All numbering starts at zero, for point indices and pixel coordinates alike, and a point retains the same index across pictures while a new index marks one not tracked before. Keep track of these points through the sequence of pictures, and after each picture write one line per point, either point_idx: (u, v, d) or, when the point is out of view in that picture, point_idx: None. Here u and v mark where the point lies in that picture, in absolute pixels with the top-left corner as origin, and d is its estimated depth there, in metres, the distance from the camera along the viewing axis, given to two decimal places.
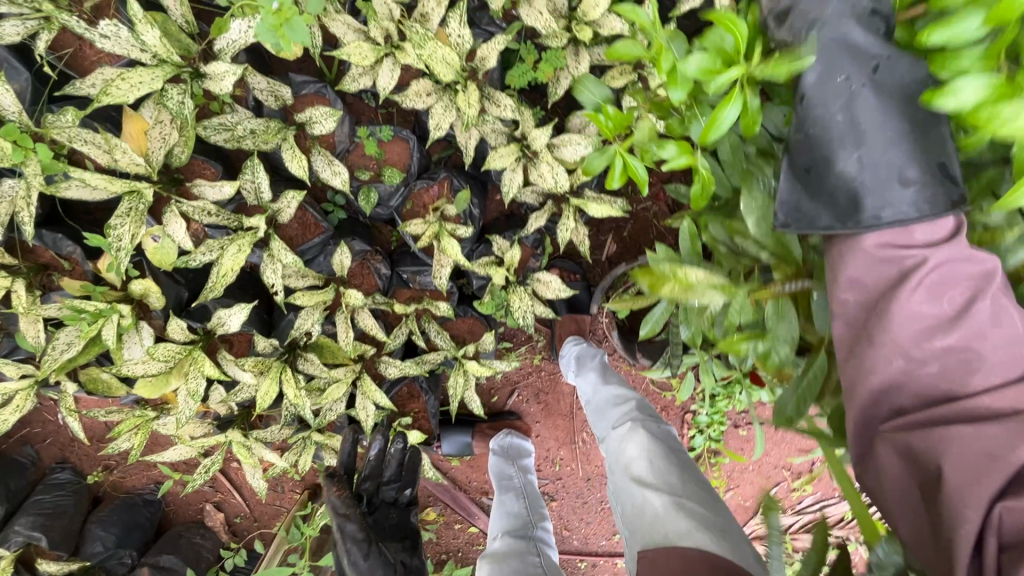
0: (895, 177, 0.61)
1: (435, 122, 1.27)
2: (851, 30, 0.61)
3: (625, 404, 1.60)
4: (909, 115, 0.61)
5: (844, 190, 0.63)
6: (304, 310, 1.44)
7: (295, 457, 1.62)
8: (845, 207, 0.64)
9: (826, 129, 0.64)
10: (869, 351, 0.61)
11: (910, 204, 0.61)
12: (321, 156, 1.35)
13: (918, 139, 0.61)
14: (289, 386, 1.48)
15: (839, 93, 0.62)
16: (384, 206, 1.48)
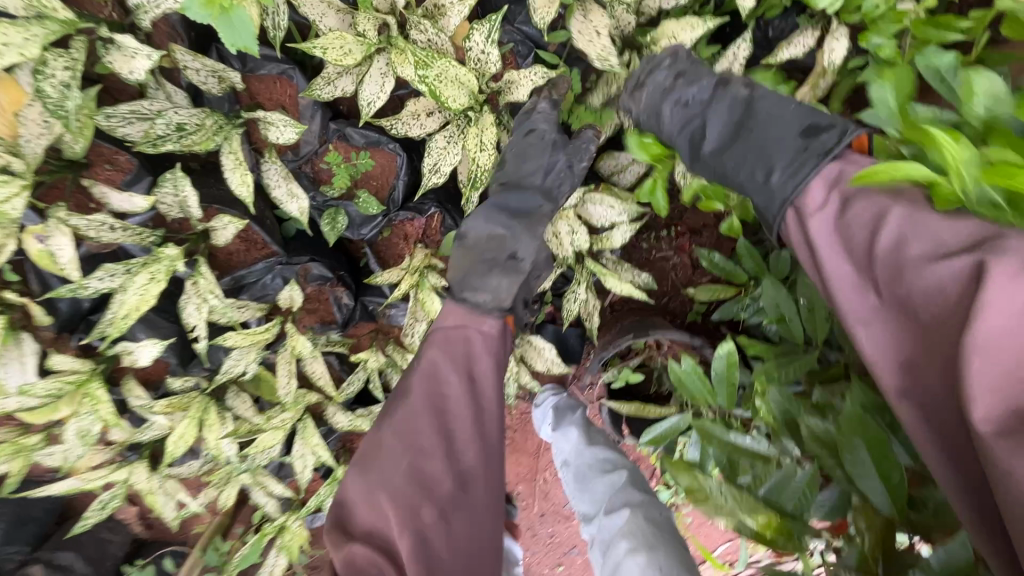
0: (771, 164, 0.77)
1: (433, 158, 0.95)
2: (680, 106, 0.91)
3: (615, 473, 1.15)
4: (750, 125, 0.83)
5: (752, 199, 0.80)
6: (237, 349, 1.16)
7: (216, 493, 1.39)
8: (763, 206, 0.78)
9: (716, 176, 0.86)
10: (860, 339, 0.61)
11: (793, 174, 0.74)
12: (275, 169, 1.03)
13: (765, 138, 0.81)
14: (212, 429, 1.23)
15: (696, 152, 0.90)
16: (355, 232, 1.17)
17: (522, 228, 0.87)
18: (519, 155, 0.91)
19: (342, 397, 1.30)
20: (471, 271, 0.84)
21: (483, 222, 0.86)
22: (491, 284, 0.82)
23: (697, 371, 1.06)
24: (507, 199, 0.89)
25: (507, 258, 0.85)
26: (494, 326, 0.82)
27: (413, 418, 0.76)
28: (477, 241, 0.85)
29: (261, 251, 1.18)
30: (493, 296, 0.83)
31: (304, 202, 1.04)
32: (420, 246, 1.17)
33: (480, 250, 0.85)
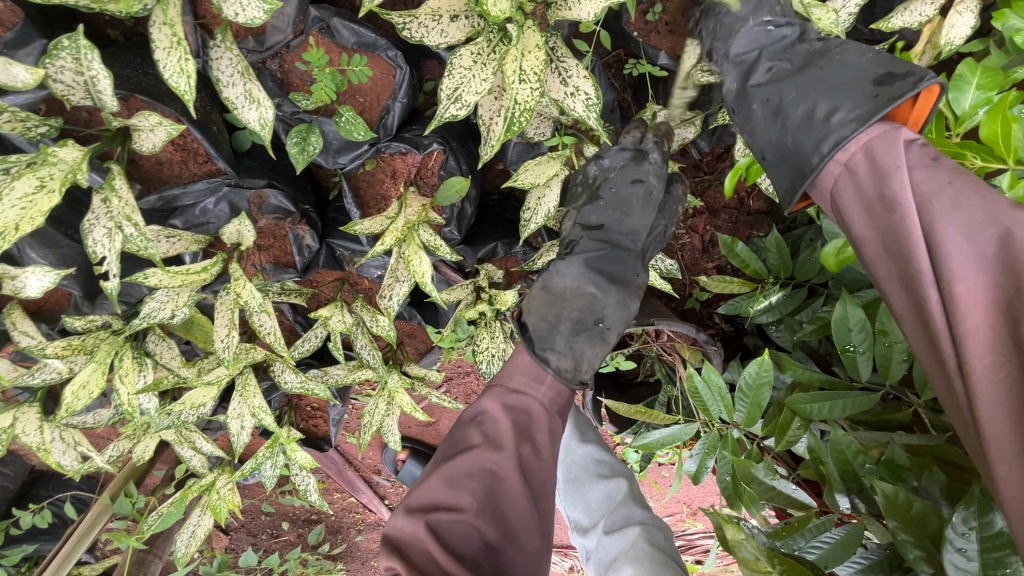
0: (829, 103, 0.62)
1: (455, 81, 0.70)
2: (746, 36, 0.75)
3: (613, 481, 1.05)
4: (821, 65, 0.68)
5: (790, 144, 0.65)
6: (164, 289, 0.92)
7: (128, 447, 1.17)
8: (802, 153, 0.63)
9: (759, 120, 0.71)
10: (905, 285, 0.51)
11: (855, 114, 0.59)
12: (231, 59, 0.75)
13: (831, 77, 0.65)
14: (125, 380, 0.99)
15: (745, 94, 0.74)
16: (329, 158, 0.93)
17: (618, 292, 0.88)
18: (619, 199, 0.91)
19: (295, 354, 1.09)
20: (556, 322, 0.85)
21: (579, 273, 0.87)
22: (577, 346, 0.84)
23: (717, 383, 0.92)
24: (602, 254, 0.89)
25: (596, 320, 0.87)
26: (565, 391, 0.81)
27: (468, 469, 0.70)
28: (571, 291, 0.87)
29: (204, 166, 0.92)
30: (574, 363, 0.83)
31: (267, 110, 0.76)
32: (411, 188, 0.94)
33: (565, 300, 0.87)
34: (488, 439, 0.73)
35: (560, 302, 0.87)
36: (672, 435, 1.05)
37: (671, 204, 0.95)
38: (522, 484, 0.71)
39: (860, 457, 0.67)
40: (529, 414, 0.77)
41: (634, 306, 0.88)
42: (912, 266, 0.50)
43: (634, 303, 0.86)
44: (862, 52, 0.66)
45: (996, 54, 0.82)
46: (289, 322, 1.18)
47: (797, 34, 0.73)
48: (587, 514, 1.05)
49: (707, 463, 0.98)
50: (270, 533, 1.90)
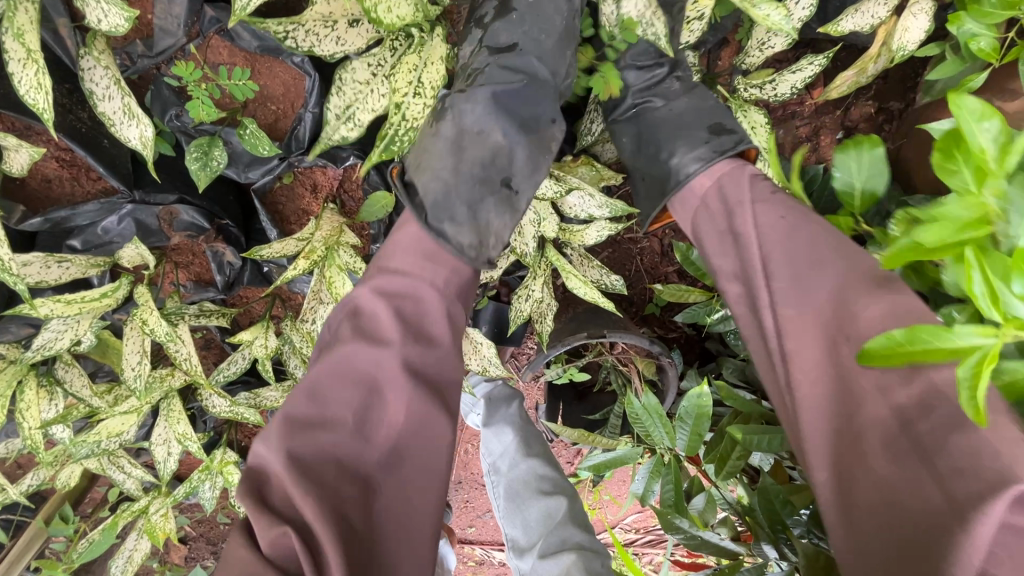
0: (677, 145, 0.75)
1: (343, 97, 0.65)
2: (626, 65, 0.79)
3: (554, 499, 1.02)
4: (679, 106, 0.78)
5: (650, 174, 0.78)
6: (59, 318, 0.84)
7: (46, 475, 1.09)
8: (657, 183, 0.76)
9: (626, 145, 0.81)
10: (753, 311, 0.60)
11: (696, 160, 0.72)
12: (104, 70, 0.67)
13: (685, 120, 0.77)
14: (29, 413, 0.92)
15: (619, 127, 0.82)
16: (238, 171, 0.85)
17: (527, 146, 0.68)
18: (534, 16, 0.67)
19: (222, 377, 1.03)
20: (451, 193, 0.64)
21: (473, 113, 0.66)
22: (479, 214, 0.66)
23: (657, 408, 0.89)
24: (507, 91, 0.67)
25: (500, 180, 0.67)
26: (464, 273, 0.67)
27: (342, 376, 0.59)
28: (467, 139, 0.66)
29: (98, 183, 0.85)
30: (476, 237, 0.66)
31: (148, 128, 0.68)
32: (331, 205, 0.88)
33: (467, 155, 0.66)
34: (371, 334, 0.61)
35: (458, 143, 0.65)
36: (619, 457, 1.04)
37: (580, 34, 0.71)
38: (412, 384, 0.60)
39: (789, 507, 0.67)
40: (414, 313, 0.63)
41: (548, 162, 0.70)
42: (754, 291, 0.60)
43: (547, 159, 0.68)
44: (711, 100, 0.79)
45: (952, 61, 0.77)
46: (216, 340, 1.11)
47: (669, 71, 0.80)
48: (526, 533, 1.00)
49: (652, 487, 0.94)
50: None
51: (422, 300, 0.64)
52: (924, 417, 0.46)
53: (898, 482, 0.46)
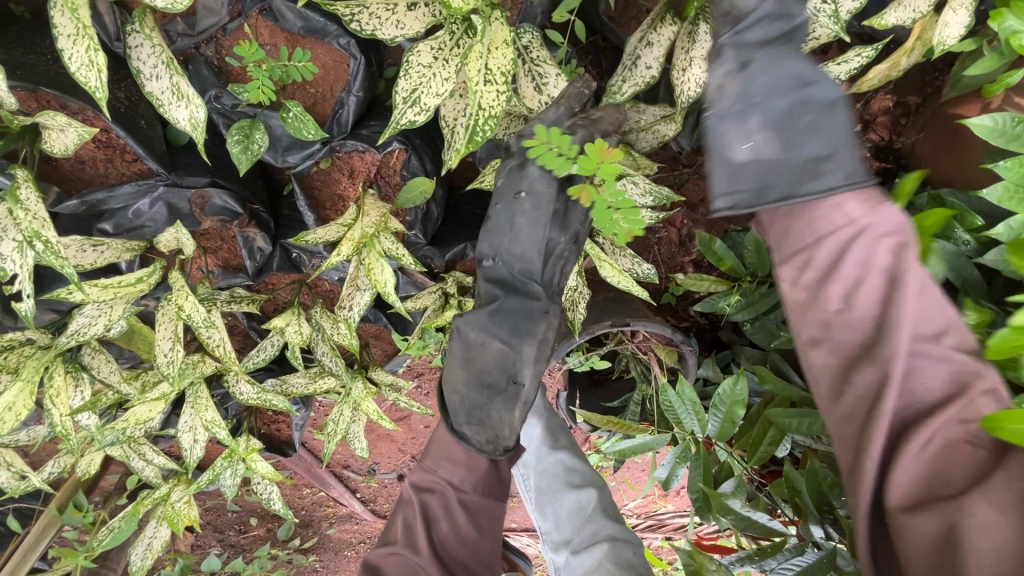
0: (833, 148, 0.53)
1: (409, 81, 0.65)
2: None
3: (584, 491, 1.03)
4: (829, 88, 0.57)
5: (781, 161, 0.54)
6: (94, 303, 0.83)
7: (68, 462, 1.08)
8: (791, 179, 0.53)
9: (752, 108, 0.55)
10: (860, 363, 0.46)
11: (858, 171, 0.52)
12: (150, 48, 0.66)
13: (833, 108, 0.56)
14: (58, 400, 0.90)
15: (734, 76, 0.57)
16: (274, 153, 0.84)
17: (526, 344, 0.76)
18: (504, 226, 0.72)
19: (252, 364, 1.02)
20: (464, 404, 0.74)
21: (476, 330, 0.74)
22: (488, 412, 0.74)
23: (692, 396, 0.90)
24: (503, 304, 0.75)
25: (506, 380, 0.74)
26: (480, 466, 0.74)
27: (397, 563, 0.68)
28: (469, 358, 0.74)
29: (133, 165, 0.83)
30: (493, 438, 0.74)
31: (199, 108, 0.67)
32: (370, 190, 0.87)
33: (479, 365, 0.74)
34: (407, 534, 0.72)
35: (465, 363, 0.74)
36: (645, 444, 1.06)
37: (580, 211, 0.76)
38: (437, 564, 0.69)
39: (836, 489, 0.70)
40: (436, 512, 0.73)
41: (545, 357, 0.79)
42: (887, 352, 0.45)
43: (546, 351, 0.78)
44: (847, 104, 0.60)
45: (989, 57, 0.79)
46: (242, 327, 1.10)
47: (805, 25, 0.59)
48: (558, 525, 1.02)
49: (676, 471, 0.95)
50: (238, 529, 1.76)
51: (443, 502, 0.73)
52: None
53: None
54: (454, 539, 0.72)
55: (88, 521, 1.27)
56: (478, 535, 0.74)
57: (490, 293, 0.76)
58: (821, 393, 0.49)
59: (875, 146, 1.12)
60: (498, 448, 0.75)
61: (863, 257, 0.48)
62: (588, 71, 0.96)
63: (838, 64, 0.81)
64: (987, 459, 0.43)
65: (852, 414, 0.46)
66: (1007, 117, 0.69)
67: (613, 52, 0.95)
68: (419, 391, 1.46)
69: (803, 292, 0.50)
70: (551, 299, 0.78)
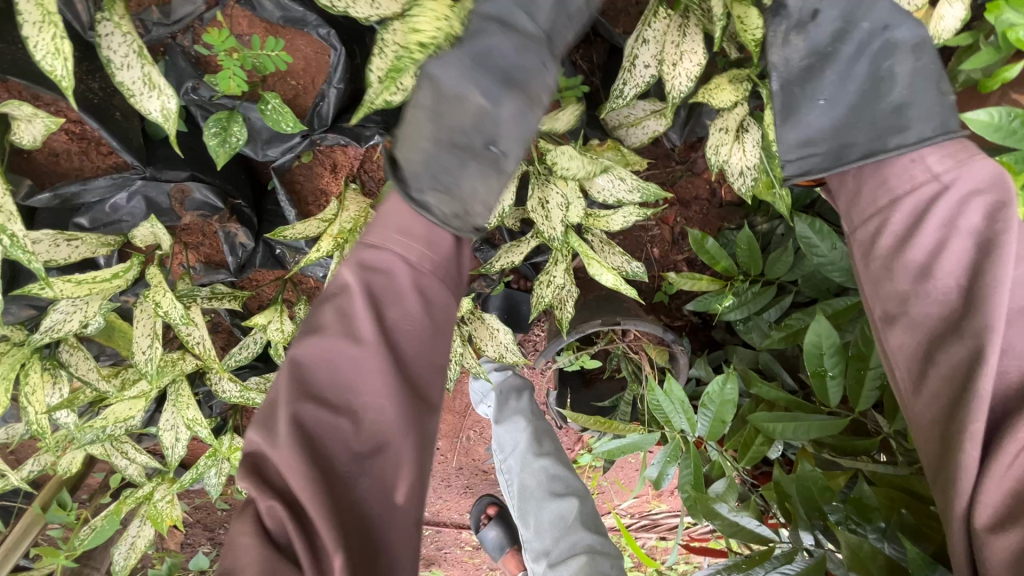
0: (910, 108, 0.59)
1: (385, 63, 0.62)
2: None
3: (565, 500, 1.02)
4: (891, 36, 0.60)
5: (860, 130, 0.61)
6: (69, 299, 0.81)
7: (48, 460, 1.06)
8: (873, 140, 0.60)
9: (817, 80, 0.61)
10: (949, 341, 0.51)
11: (935, 124, 0.58)
12: (120, 36, 0.64)
13: (897, 56, 0.60)
14: (34, 397, 0.88)
15: (797, 44, 0.61)
16: (255, 148, 0.82)
17: (512, 100, 0.55)
18: None
19: (234, 362, 1.00)
20: (432, 162, 0.56)
21: (452, 71, 0.54)
22: (457, 179, 0.56)
23: (680, 394, 0.88)
24: (491, 42, 0.55)
25: (482, 142, 0.56)
26: (442, 245, 0.57)
27: (327, 378, 0.54)
28: (440, 112, 0.55)
29: (109, 158, 0.82)
30: (462, 207, 0.57)
31: (171, 99, 0.65)
32: (353, 184, 0.85)
33: (451, 121, 0.55)
34: (347, 326, 0.55)
35: (432, 117, 0.55)
36: (635, 442, 1.04)
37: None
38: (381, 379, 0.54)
39: (827, 495, 0.68)
40: (387, 294, 0.56)
41: (537, 121, 0.57)
42: (984, 320, 0.49)
43: (537, 116, 0.57)
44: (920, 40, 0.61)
45: (986, 51, 0.77)
46: (226, 324, 1.08)
47: None
48: (539, 535, 1.02)
49: (667, 471, 0.93)
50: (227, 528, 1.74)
51: (398, 286, 0.56)
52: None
53: None
54: (412, 322, 0.56)
55: (71, 520, 1.25)
56: (433, 331, 0.58)
57: (479, 30, 0.56)
58: (902, 381, 0.55)
59: None
60: (462, 232, 0.58)
61: (947, 219, 0.54)
62: (579, 64, 0.95)
63: None
64: None
65: (935, 399, 0.51)
66: (1004, 112, 0.66)
67: (602, 45, 0.93)
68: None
69: (880, 260, 0.56)
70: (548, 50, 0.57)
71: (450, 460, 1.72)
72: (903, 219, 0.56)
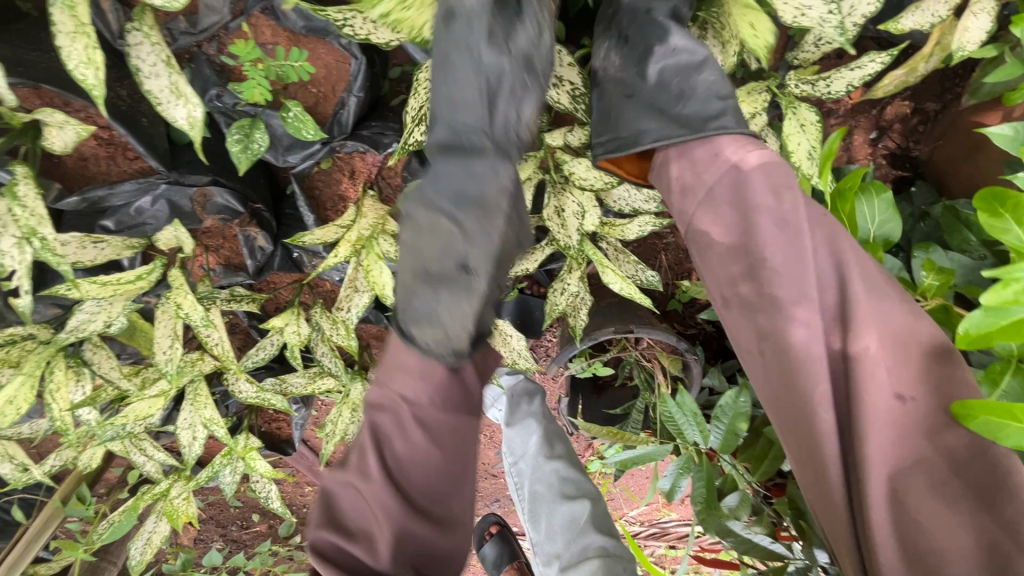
0: (699, 103, 0.65)
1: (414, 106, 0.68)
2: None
3: (577, 503, 1.01)
4: (689, 50, 0.67)
5: (659, 122, 0.67)
6: (94, 300, 0.83)
7: (70, 455, 1.09)
8: (666, 132, 0.66)
9: (626, 81, 0.69)
10: (778, 334, 0.56)
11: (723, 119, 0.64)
12: (149, 46, 0.65)
13: (698, 67, 0.67)
14: (58, 394, 0.90)
15: (611, 53, 0.69)
16: (276, 155, 0.83)
17: (468, 220, 0.45)
18: (453, 82, 0.49)
19: (250, 362, 1.02)
20: (408, 300, 0.48)
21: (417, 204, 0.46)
22: (433, 311, 0.47)
23: (692, 406, 0.88)
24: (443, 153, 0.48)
25: (451, 267, 0.45)
26: (437, 376, 0.57)
27: (349, 509, 0.61)
28: (409, 245, 0.47)
29: (135, 163, 0.84)
30: (444, 334, 0.48)
31: (197, 107, 0.66)
32: (370, 190, 0.86)
33: (417, 255, 0.46)
34: (360, 461, 0.61)
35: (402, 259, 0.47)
36: (647, 454, 1.02)
37: (531, 31, 0.51)
38: (393, 502, 0.59)
39: None
40: (390, 431, 0.61)
41: (501, 223, 0.46)
42: (790, 309, 0.56)
43: (502, 219, 0.46)
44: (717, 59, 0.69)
45: (1011, 64, 0.75)
46: (243, 325, 1.10)
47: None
48: (551, 539, 1.01)
49: (679, 483, 0.91)
50: (239, 525, 1.77)
51: (398, 420, 0.60)
52: (965, 455, 0.50)
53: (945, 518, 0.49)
54: (416, 454, 0.61)
55: (90, 514, 1.28)
56: (440, 454, 0.62)
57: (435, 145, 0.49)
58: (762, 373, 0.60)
59: (891, 153, 1.09)
60: (458, 355, 0.49)
61: (753, 206, 0.59)
62: None
63: (856, 66, 0.77)
64: (914, 408, 0.52)
65: (781, 385, 0.57)
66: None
67: None
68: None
69: (717, 258, 0.61)
70: (504, 158, 0.48)
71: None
72: (731, 203, 0.60)
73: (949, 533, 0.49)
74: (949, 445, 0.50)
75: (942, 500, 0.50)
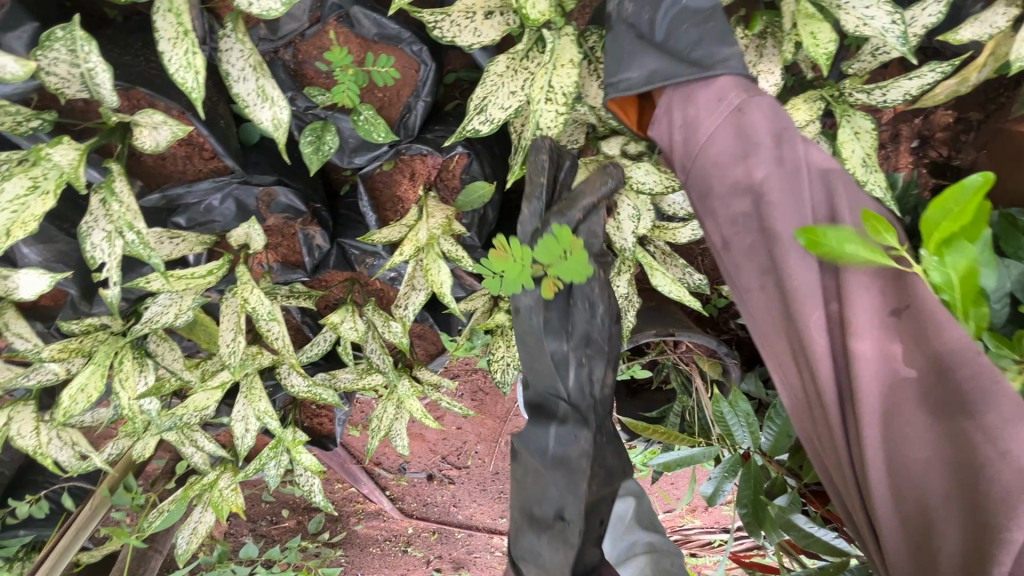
0: (710, 47, 0.61)
1: (479, 97, 0.69)
2: None
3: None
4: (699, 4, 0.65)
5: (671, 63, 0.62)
6: (168, 293, 0.87)
7: (127, 444, 1.13)
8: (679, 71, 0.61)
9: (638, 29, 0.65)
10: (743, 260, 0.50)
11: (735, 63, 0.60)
12: (238, 50, 0.69)
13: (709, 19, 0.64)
14: (126, 382, 0.92)
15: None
16: (343, 157, 0.87)
17: (558, 480, 0.61)
18: (534, 350, 0.60)
19: (305, 357, 1.06)
20: (519, 536, 0.64)
21: (530, 457, 0.62)
22: (538, 551, 0.62)
23: (744, 408, 0.92)
24: (536, 426, 0.62)
25: (551, 515, 0.62)
26: None
27: None
28: (523, 488, 0.64)
29: (210, 162, 0.88)
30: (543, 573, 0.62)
31: (282, 110, 0.69)
32: (430, 191, 0.89)
33: (528, 498, 0.63)
34: None
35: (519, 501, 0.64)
36: (691, 456, 1.02)
37: (586, 308, 0.60)
38: None
39: None
40: None
41: (585, 485, 0.60)
42: (751, 230, 0.50)
43: (586, 486, 0.59)
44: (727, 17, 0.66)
45: None
46: (295, 321, 1.14)
47: None
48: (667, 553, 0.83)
49: (724, 486, 0.94)
50: (270, 519, 1.80)
51: None
52: (965, 361, 0.37)
53: (933, 437, 0.37)
54: None
55: (137, 502, 1.31)
56: None
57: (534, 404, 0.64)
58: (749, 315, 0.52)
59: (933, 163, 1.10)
60: None
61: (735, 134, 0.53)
62: None
63: (914, 75, 0.79)
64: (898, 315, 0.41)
65: (759, 317, 0.50)
66: None
67: None
68: (455, 392, 1.52)
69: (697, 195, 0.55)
70: (582, 424, 0.61)
71: (487, 463, 1.77)
72: (717, 132, 0.54)
73: (933, 448, 0.37)
74: (938, 349, 0.38)
75: (931, 411, 0.38)
